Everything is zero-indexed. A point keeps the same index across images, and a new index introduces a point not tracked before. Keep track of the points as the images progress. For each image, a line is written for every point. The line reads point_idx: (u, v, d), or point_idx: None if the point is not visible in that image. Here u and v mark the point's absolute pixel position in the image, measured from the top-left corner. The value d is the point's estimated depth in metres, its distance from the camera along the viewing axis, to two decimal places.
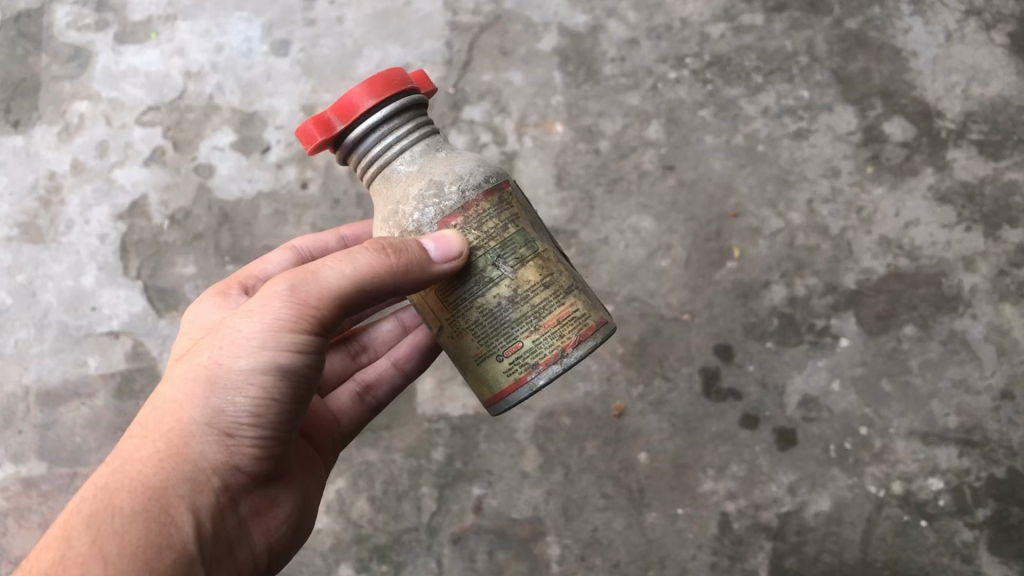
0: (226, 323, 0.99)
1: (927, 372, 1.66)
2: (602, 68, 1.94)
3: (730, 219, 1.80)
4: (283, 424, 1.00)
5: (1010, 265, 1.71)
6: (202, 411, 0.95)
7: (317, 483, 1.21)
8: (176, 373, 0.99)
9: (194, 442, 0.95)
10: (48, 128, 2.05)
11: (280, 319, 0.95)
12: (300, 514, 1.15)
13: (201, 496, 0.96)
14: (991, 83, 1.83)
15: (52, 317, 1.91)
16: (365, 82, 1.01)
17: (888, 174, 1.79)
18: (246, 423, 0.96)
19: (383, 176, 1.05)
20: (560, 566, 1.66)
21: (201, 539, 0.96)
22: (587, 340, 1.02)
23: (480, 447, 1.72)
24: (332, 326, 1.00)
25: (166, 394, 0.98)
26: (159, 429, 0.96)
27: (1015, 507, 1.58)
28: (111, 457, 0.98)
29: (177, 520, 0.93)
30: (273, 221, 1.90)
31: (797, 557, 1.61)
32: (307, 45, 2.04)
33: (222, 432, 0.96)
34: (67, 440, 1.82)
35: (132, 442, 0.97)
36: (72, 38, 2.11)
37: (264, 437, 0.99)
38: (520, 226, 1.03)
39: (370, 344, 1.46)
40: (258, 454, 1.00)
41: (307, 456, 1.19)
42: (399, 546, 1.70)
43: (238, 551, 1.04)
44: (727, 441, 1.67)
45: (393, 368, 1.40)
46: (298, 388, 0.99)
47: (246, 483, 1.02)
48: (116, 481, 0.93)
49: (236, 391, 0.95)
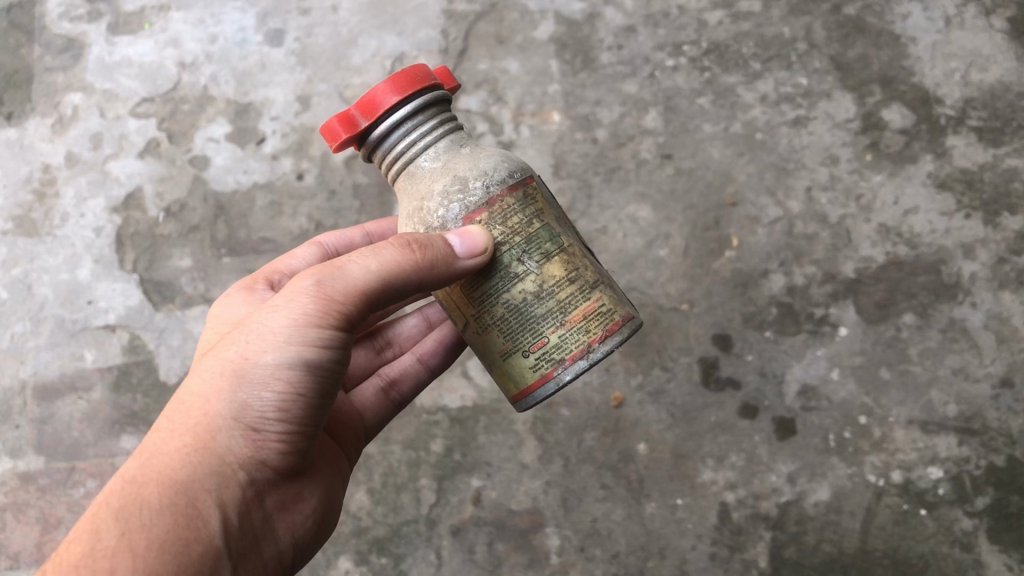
0: (252, 318, 0.98)
1: (927, 360, 1.66)
2: (599, 56, 1.93)
3: (728, 207, 1.79)
4: (308, 420, 0.99)
5: (1010, 252, 1.70)
6: (229, 405, 0.95)
7: (340, 478, 1.20)
8: (202, 368, 0.98)
9: (221, 437, 0.94)
10: (42, 120, 2.04)
11: (307, 313, 0.94)
12: (325, 510, 1.14)
13: (227, 490, 0.94)
14: (991, 69, 1.82)
15: (47, 310, 1.90)
16: (390, 79, 1.00)
17: (887, 161, 1.78)
18: (272, 418, 0.95)
19: (407, 172, 1.05)
20: (559, 557, 1.66)
21: (227, 534, 0.95)
22: (613, 335, 1.01)
23: (479, 438, 1.72)
24: (358, 322, 0.99)
25: (193, 389, 0.97)
26: (186, 424, 0.95)
27: (1015, 495, 1.58)
28: (138, 450, 0.97)
29: (204, 515, 0.92)
30: (269, 212, 1.89)
31: (797, 546, 1.61)
32: (302, 35, 2.02)
33: (248, 427, 0.95)
34: (64, 435, 1.81)
35: (159, 436, 0.96)
36: (65, 29, 2.09)
37: (290, 432, 0.98)
38: (545, 221, 1.03)
39: (394, 340, 1.45)
40: (284, 449, 0.99)
41: (329, 449, 1.19)
42: (399, 538, 1.70)
43: (264, 545, 1.03)
44: (726, 431, 1.67)
45: (417, 364, 1.39)
46: (324, 384, 0.99)
47: (272, 478, 1.01)
48: (143, 474, 0.92)
49: (263, 385, 0.94)
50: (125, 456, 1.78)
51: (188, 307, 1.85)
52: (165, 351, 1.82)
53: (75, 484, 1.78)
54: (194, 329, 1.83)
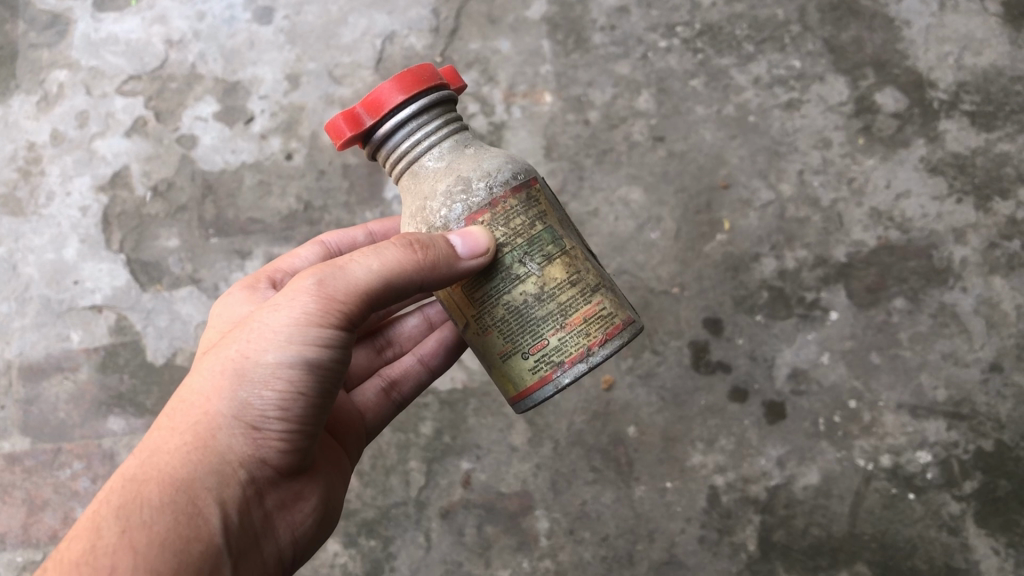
0: (253, 317, 0.97)
1: (916, 345, 1.66)
2: (591, 37, 1.93)
3: (720, 190, 1.79)
4: (309, 418, 0.98)
5: (1001, 238, 1.70)
6: (230, 404, 0.94)
7: (341, 480, 1.19)
8: (203, 367, 0.97)
9: (222, 435, 0.94)
10: (27, 98, 2.00)
11: (308, 312, 0.93)
12: (325, 509, 1.13)
13: (228, 488, 0.94)
14: (984, 53, 1.81)
15: (33, 291, 1.85)
16: (396, 78, 0.99)
17: (880, 145, 1.78)
18: (273, 416, 0.95)
19: (411, 172, 1.04)
20: (548, 540, 1.63)
21: (228, 532, 0.94)
22: (613, 340, 1.00)
23: (468, 421, 1.69)
24: (360, 321, 0.98)
25: (194, 387, 0.96)
26: (186, 422, 0.94)
27: (1002, 479, 1.58)
28: (138, 450, 0.96)
29: (205, 513, 0.91)
30: (257, 192, 1.87)
31: (785, 530, 1.60)
32: (291, 12, 2.00)
33: (248, 425, 0.94)
34: (50, 415, 1.77)
35: (159, 435, 0.96)
36: (49, 5, 2.06)
37: (291, 430, 0.97)
38: (547, 224, 1.01)
39: (395, 340, 1.44)
40: (285, 448, 0.98)
41: (331, 450, 1.17)
42: (388, 520, 1.66)
43: (264, 544, 1.02)
44: (716, 414, 1.66)
45: (418, 365, 1.38)
46: (325, 383, 0.98)
47: (273, 477, 1.00)
48: (144, 472, 0.91)
49: (265, 383, 0.93)
50: (112, 438, 1.74)
51: (176, 288, 1.82)
52: (153, 331, 1.79)
53: (61, 466, 1.73)
54: (182, 310, 1.80)
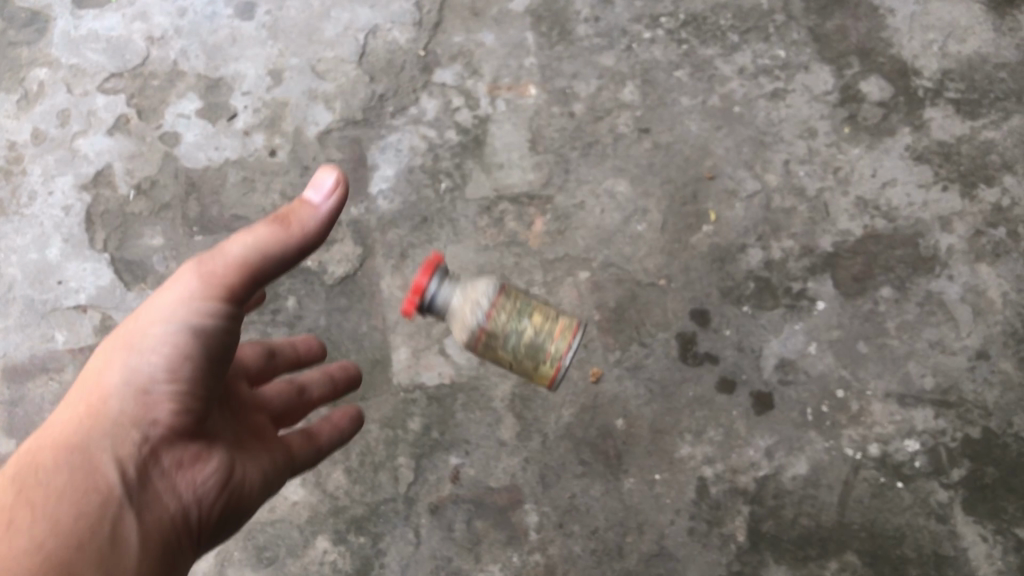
0: (144, 306, 1.06)
1: (903, 334, 1.67)
2: (576, 29, 1.96)
3: (706, 181, 1.81)
4: (202, 385, 1.05)
5: (986, 225, 1.73)
6: (122, 373, 1.02)
7: (275, 476, 1.24)
8: (99, 355, 1.07)
9: (113, 401, 1.01)
10: (7, 97, 1.98)
11: (190, 288, 1.03)
12: (255, 503, 1.18)
13: (126, 447, 0.99)
14: (968, 40, 1.88)
15: (16, 291, 1.81)
16: None
17: (865, 134, 1.82)
18: (162, 379, 1.02)
19: None
20: (537, 534, 1.60)
21: (132, 489, 0.98)
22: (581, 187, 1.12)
23: (457, 416, 1.67)
24: (247, 293, 1.06)
25: (90, 367, 1.06)
26: (82, 397, 1.03)
27: (990, 466, 1.59)
28: (40, 431, 1.04)
29: (102, 469, 0.96)
30: (242, 188, 1.85)
31: (774, 520, 1.59)
32: (273, 8, 2.01)
33: (139, 389, 1.01)
34: (35, 417, 1.71)
35: (61, 415, 1.04)
36: (29, 3, 2.06)
37: (185, 395, 1.03)
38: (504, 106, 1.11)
39: (306, 386, 1.49)
40: (185, 416, 1.04)
41: (254, 444, 1.23)
42: (377, 516, 1.62)
43: (192, 523, 1.05)
44: (704, 406, 1.65)
45: (332, 428, 1.43)
46: (214, 351, 1.06)
47: (188, 451, 1.05)
48: (38, 446, 0.99)
49: (153, 349, 1.02)
50: None
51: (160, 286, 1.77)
52: None
53: None
54: None
